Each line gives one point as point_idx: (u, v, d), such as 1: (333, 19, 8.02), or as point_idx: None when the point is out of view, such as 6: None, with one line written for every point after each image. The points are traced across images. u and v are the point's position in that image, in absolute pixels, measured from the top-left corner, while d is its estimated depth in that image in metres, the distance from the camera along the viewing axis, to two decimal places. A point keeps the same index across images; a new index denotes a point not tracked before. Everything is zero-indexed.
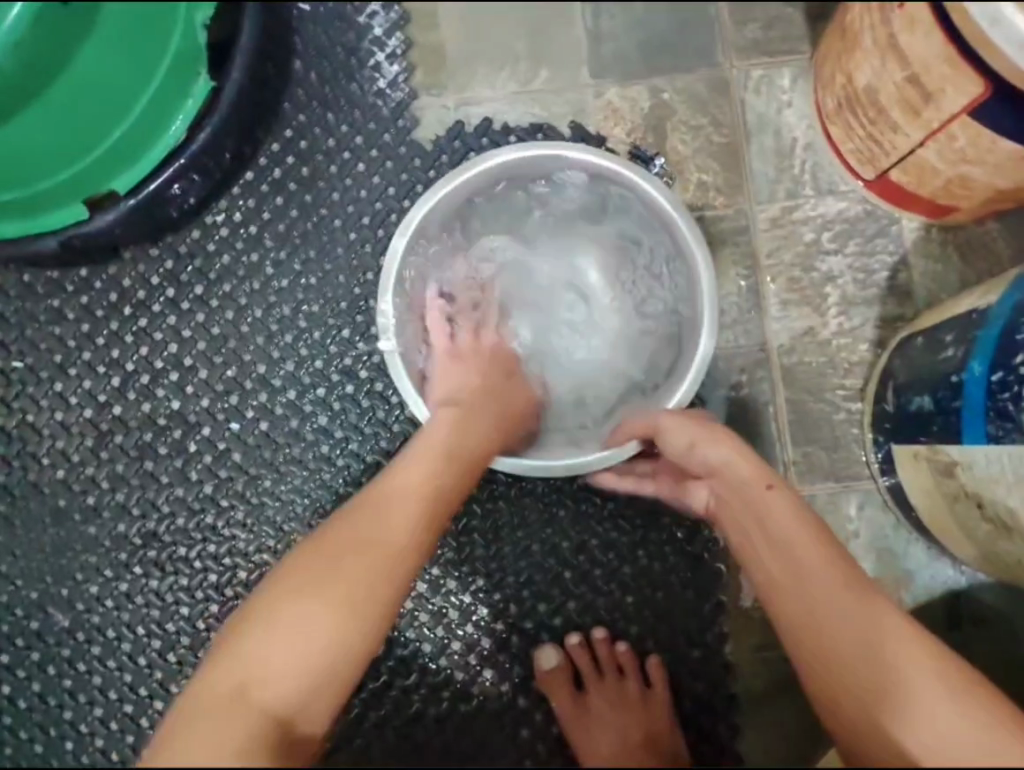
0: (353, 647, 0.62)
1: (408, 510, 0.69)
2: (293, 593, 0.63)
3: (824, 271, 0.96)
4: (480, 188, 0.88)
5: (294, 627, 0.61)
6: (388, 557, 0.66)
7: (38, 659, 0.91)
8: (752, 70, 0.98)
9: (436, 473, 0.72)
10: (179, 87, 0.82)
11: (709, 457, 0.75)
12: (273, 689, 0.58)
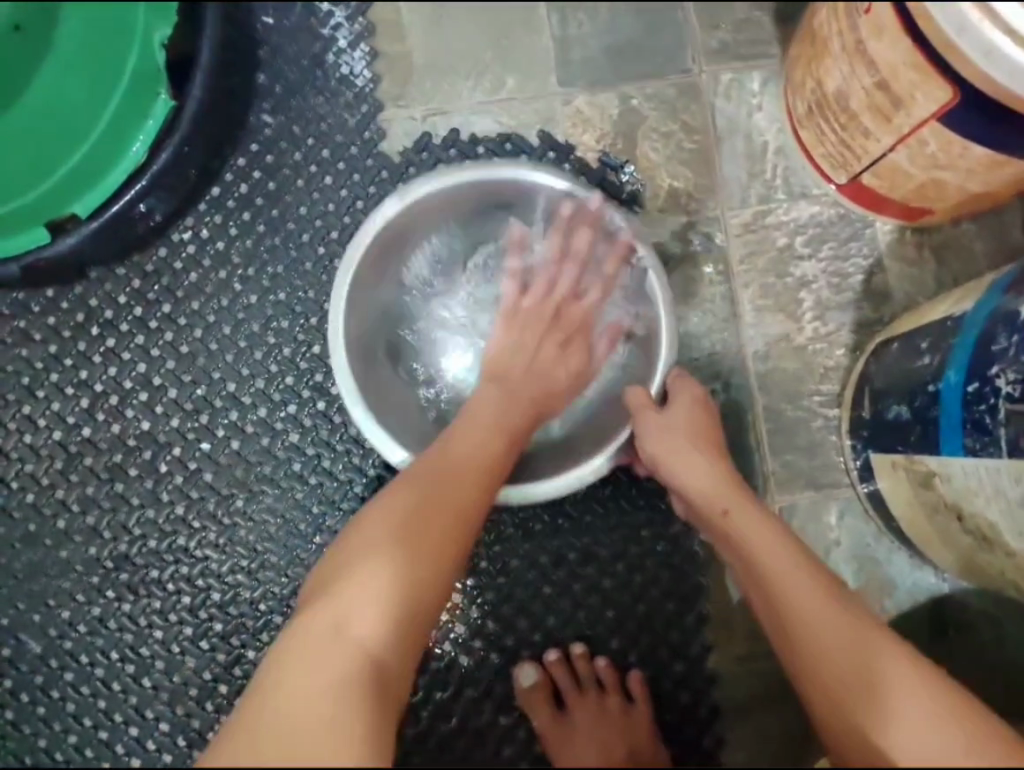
0: (428, 591, 0.64)
1: (463, 471, 0.72)
2: (368, 546, 0.65)
3: (798, 276, 0.95)
4: (434, 210, 0.86)
5: (380, 573, 0.63)
6: (457, 519, 0.68)
7: (11, 685, 0.90)
8: (722, 75, 0.97)
9: (490, 446, 0.75)
10: (136, 107, 0.81)
11: (681, 464, 0.79)
12: (363, 633, 0.59)
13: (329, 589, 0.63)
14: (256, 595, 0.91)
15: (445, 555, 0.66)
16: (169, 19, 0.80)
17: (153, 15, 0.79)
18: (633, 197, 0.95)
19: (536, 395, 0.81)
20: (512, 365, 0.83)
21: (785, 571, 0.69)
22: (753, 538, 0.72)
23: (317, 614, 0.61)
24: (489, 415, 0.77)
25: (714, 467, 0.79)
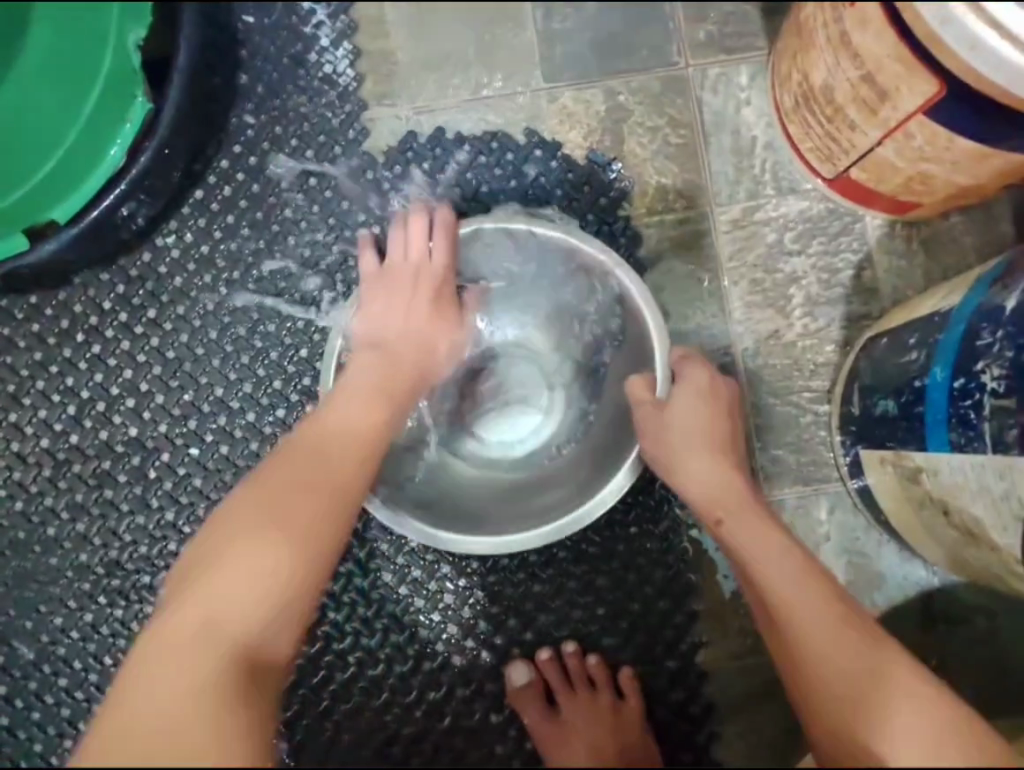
0: (307, 577, 0.61)
1: (344, 448, 0.70)
2: (234, 534, 0.61)
3: (788, 272, 0.95)
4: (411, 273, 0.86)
5: (251, 557, 0.60)
6: (337, 496, 0.66)
7: (5, 691, 0.90)
8: (709, 68, 0.96)
9: (373, 418, 0.74)
10: (114, 111, 0.81)
11: (689, 462, 0.79)
12: (235, 619, 0.57)
13: (192, 578, 0.59)
14: None
15: (326, 534, 0.64)
16: (143, 21, 0.79)
17: (126, 18, 0.78)
18: (620, 195, 0.95)
19: (415, 367, 0.81)
20: (392, 339, 0.81)
21: (778, 578, 0.70)
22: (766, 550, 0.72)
23: (182, 602, 0.58)
24: (376, 390, 0.76)
25: (716, 465, 0.79)
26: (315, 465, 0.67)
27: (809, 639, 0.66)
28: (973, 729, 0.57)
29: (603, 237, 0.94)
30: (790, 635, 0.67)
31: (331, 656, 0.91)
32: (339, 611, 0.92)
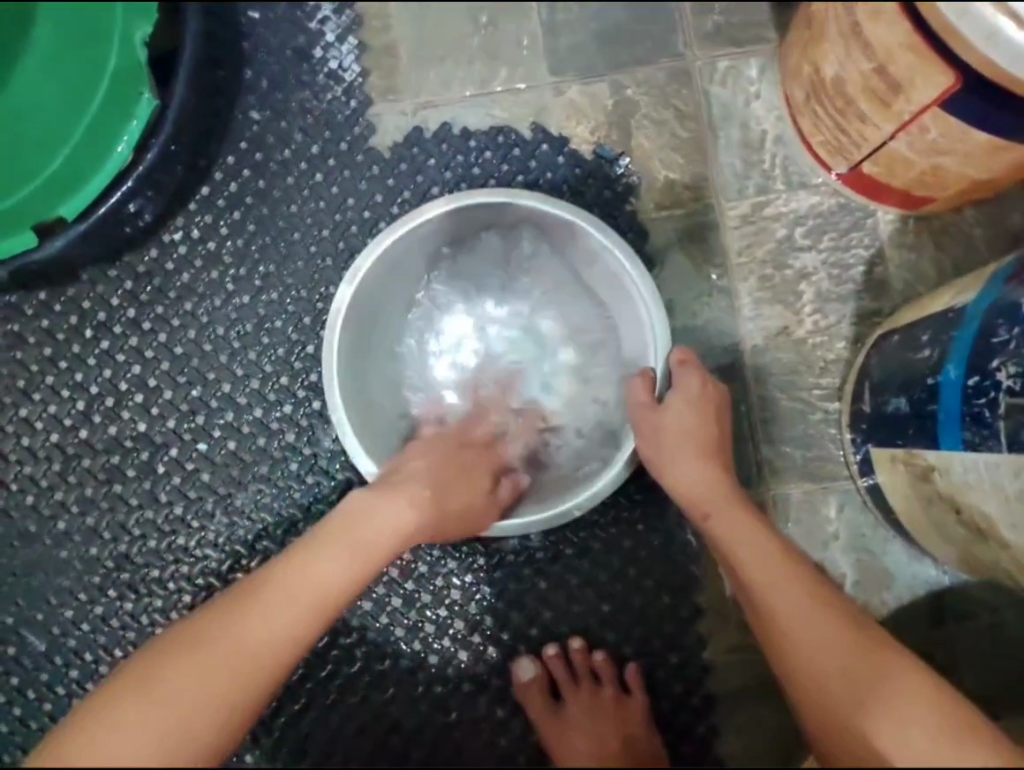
0: (210, 729, 0.61)
1: (300, 603, 0.68)
2: (164, 667, 0.62)
3: (798, 267, 0.94)
4: (421, 240, 0.88)
5: (160, 700, 0.60)
6: (270, 655, 0.65)
7: (18, 683, 0.91)
8: (718, 61, 0.95)
9: (350, 575, 0.71)
10: (120, 107, 0.79)
11: (679, 463, 0.79)
12: (118, 766, 0.57)
13: (111, 703, 0.60)
14: None
15: (246, 694, 0.63)
16: (150, 18, 0.78)
17: (133, 14, 0.78)
18: (628, 189, 0.94)
19: (426, 509, 0.77)
20: (409, 479, 0.79)
21: (769, 576, 0.70)
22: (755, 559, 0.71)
23: (114, 706, 0.60)
24: (365, 530, 0.74)
25: (701, 465, 0.79)
26: (271, 610, 0.66)
27: (806, 636, 0.66)
28: (968, 721, 0.58)
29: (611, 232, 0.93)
30: (786, 628, 0.67)
31: (337, 651, 0.91)
32: (346, 606, 0.92)
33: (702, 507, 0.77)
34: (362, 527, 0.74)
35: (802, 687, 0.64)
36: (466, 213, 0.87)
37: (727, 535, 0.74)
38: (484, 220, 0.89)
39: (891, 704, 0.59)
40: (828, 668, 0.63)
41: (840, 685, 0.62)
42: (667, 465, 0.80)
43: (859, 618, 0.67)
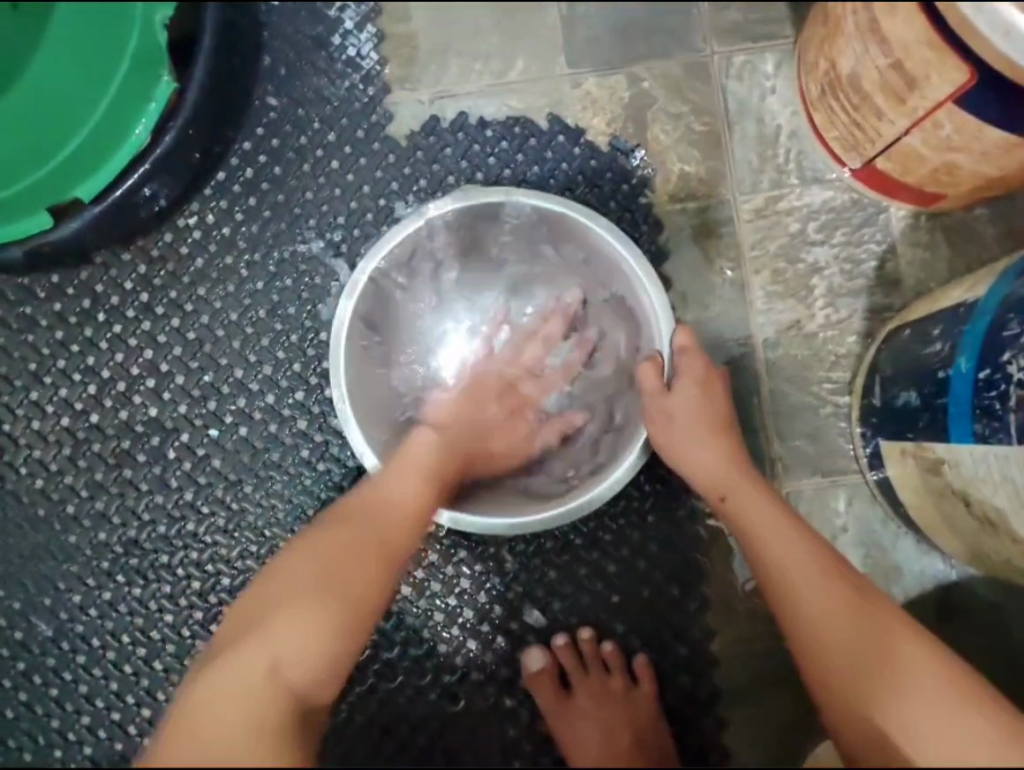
0: (354, 632, 0.64)
1: (402, 515, 0.72)
2: (295, 580, 0.65)
3: (810, 262, 0.94)
4: (424, 243, 0.87)
5: (303, 608, 0.63)
6: (387, 555, 0.68)
7: (24, 667, 0.90)
8: (734, 56, 0.96)
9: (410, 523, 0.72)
10: (138, 90, 0.80)
11: (688, 449, 0.80)
12: (294, 670, 0.60)
13: (251, 618, 0.63)
14: None
15: (379, 596, 0.66)
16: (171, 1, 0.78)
17: None
18: (643, 182, 0.94)
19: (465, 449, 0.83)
20: (448, 422, 0.84)
21: (784, 550, 0.71)
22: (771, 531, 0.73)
23: (257, 620, 0.63)
24: (437, 453, 0.78)
25: (712, 446, 0.80)
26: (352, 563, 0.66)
27: (821, 610, 0.67)
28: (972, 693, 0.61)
29: (626, 224, 0.94)
30: (800, 598, 0.68)
31: None
32: None
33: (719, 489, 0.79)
34: (405, 484, 0.74)
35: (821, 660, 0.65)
36: (465, 214, 0.85)
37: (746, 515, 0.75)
38: (482, 217, 0.87)
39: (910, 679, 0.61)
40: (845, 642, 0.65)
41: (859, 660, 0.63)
42: (674, 451, 0.81)
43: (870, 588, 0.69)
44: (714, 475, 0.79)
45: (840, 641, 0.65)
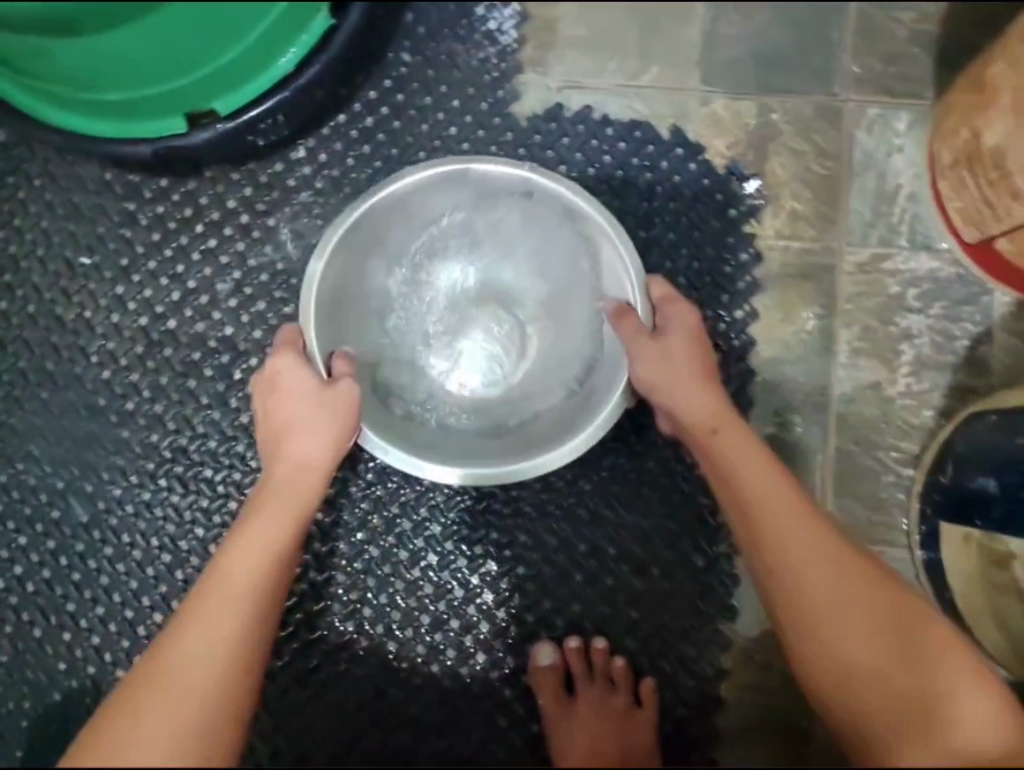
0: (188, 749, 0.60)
1: (222, 602, 0.68)
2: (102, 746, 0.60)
3: (902, 327, 0.92)
4: (403, 202, 0.85)
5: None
6: (207, 652, 0.65)
7: (52, 546, 0.92)
8: (869, 107, 0.94)
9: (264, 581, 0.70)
10: (296, 23, 0.80)
11: (684, 399, 0.79)
12: None
13: None
14: None
15: (200, 703, 0.62)
16: None
17: None
18: (751, 211, 0.93)
19: (302, 477, 0.76)
20: (284, 431, 0.79)
21: (790, 537, 0.71)
22: (771, 503, 0.72)
23: None
24: (264, 513, 0.74)
25: (704, 393, 0.79)
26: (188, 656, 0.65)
27: (838, 610, 0.67)
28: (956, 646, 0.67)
29: (727, 249, 0.92)
30: (807, 584, 0.69)
31: (364, 590, 0.92)
32: (382, 550, 0.92)
33: (711, 437, 0.77)
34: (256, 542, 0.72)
35: (838, 665, 0.66)
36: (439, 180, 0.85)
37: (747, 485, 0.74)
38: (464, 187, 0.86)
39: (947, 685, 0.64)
40: (866, 648, 0.66)
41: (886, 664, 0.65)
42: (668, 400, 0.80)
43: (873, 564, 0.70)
44: (720, 420, 0.78)
45: (848, 631, 0.67)
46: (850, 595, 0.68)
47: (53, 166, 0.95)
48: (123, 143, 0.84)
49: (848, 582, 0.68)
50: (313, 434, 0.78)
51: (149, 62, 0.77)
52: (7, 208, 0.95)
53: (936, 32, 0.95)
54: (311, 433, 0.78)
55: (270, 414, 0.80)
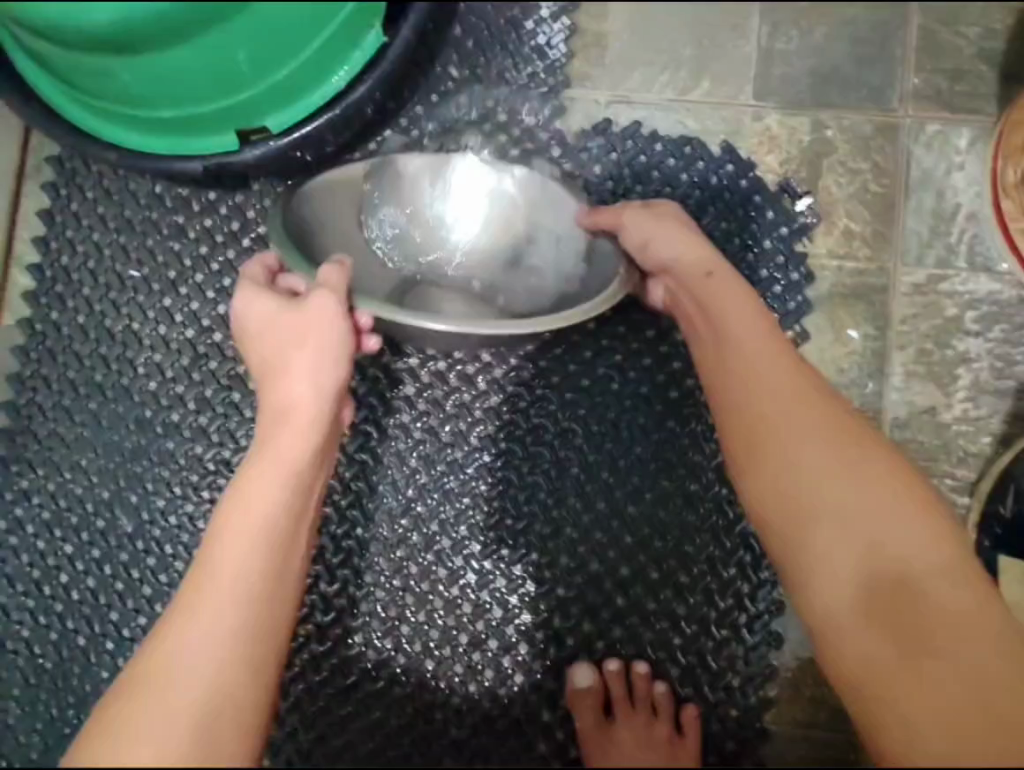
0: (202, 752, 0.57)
1: (227, 577, 0.64)
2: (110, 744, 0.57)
3: (960, 350, 0.89)
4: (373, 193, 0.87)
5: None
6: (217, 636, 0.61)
7: (97, 556, 0.93)
8: (928, 123, 0.92)
9: (265, 540, 0.66)
10: (348, 38, 0.80)
11: (662, 252, 0.80)
12: None
13: None
14: (338, 530, 0.92)
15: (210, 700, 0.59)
16: None
17: None
18: (803, 228, 0.91)
19: (297, 430, 0.71)
20: (275, 370, 0.74)
21: (767, 388, 0.71)
22: (750, 347, 0.73)
23: None
24: (264, 471, 0.69)
25: (688, 239, 0.80)
26: (185, 658, 0.60)
27: (824, 468, 0.67)
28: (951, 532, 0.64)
29: (777, 268, 0.90)
30: (775, 423, 0.70)
31: (403, 607, 0.91)
32: (421, 567, 0.92)
33: (696, 283, 0.78)
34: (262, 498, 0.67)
35: (795, 512, 0.66)
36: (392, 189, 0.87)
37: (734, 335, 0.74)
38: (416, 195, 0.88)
39: (920, 548, 0.62)
40: (848, 508, 0.65)
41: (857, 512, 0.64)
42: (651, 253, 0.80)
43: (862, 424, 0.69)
44: (704, 265, 0.78)
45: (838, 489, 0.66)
46: (831, 451, 0.67)
47: (106, 180, 0.97)
48: (175, 159, 0.83)
49: (826, 438, 0.68)
50: (301, 367, 0.73)
51: (204, 78, 0.77)
52: (61, 221, 0.97)
53: (1000, 46, 0.92)
54: (305, 364, 0.73)
55: (256, 356, 0.76)
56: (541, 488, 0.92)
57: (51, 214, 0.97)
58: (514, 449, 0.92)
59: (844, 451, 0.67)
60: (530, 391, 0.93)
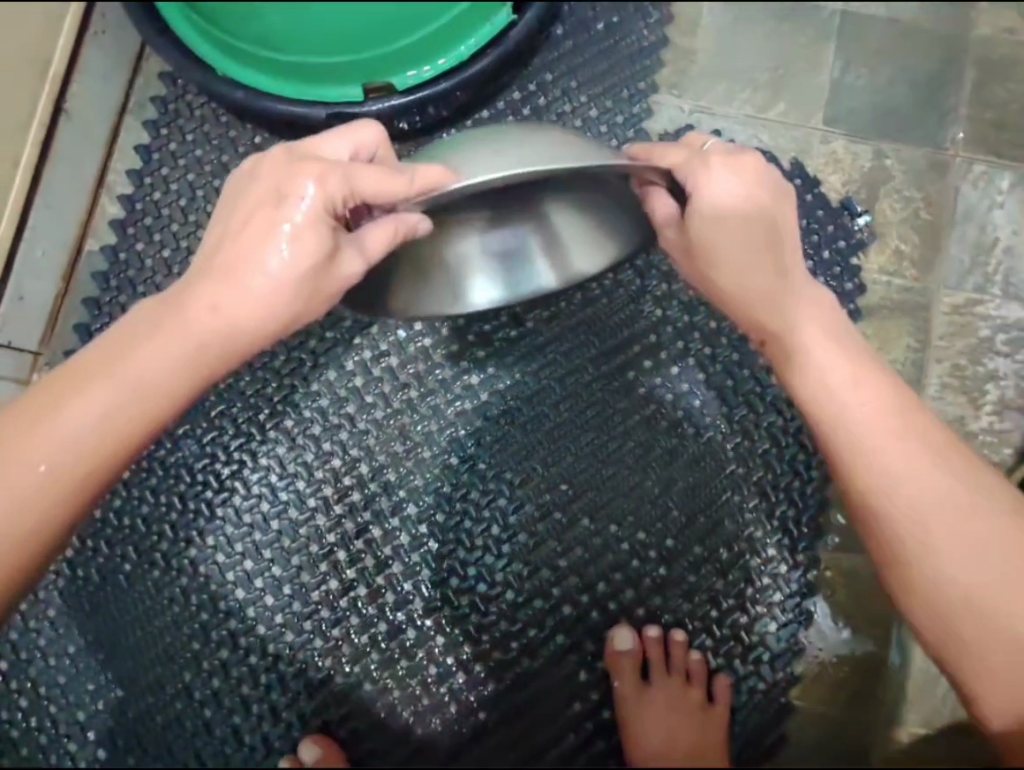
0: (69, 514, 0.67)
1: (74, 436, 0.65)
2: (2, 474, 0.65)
3: (990, 369, 0.98)
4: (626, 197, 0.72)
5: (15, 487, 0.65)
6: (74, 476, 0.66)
7: (154, 482, 0.95)
8: (975, 163, 1.01)
9: (130, 412, 0.66)
10: (480, 15, 0.87)
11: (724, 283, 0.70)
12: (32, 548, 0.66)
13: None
14: (397, 479, 0.95)
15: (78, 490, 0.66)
16: None
17: None
18: (859, 244, 0.99)
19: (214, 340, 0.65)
20: (247, 238, 0.64)
21: (864, 417, 0.68)
22: (862, 387, 0.69)
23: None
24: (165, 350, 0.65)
25: (760, 283, 0.68)
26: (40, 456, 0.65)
27: (947, 514, 0.66)
28: None
29: (834, 277, 0.98)
30: (880, 455, 0.67)
31: (454, 560, 0.94)
32: (475, 522, 0.94)
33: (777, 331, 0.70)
34: (147, 365, 0.65)
35: (907, 536, 0.66)
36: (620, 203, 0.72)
37: (831, 418, 0.68)
38: (565, 237, 0.73)
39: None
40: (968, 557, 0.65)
41: (989, 584, 0.64)
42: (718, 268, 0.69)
43: (958, 452, 0.69)
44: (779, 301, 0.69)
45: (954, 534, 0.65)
46: (943, 494, 0.66)
47: (206, 124, 1.00)
48: (297, 101, 0.85)
49: (942, 483, 0.67)
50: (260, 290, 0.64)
51: None
52: (157, 159, 1.00)
53: None
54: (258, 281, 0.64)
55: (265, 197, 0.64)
56: (597, 459, 0.95)
57: (149, 150, 1.00)
58: (574, 419, 0.95)
59: (955, 495, 0.66)
60: (595, 365, 0.96)
